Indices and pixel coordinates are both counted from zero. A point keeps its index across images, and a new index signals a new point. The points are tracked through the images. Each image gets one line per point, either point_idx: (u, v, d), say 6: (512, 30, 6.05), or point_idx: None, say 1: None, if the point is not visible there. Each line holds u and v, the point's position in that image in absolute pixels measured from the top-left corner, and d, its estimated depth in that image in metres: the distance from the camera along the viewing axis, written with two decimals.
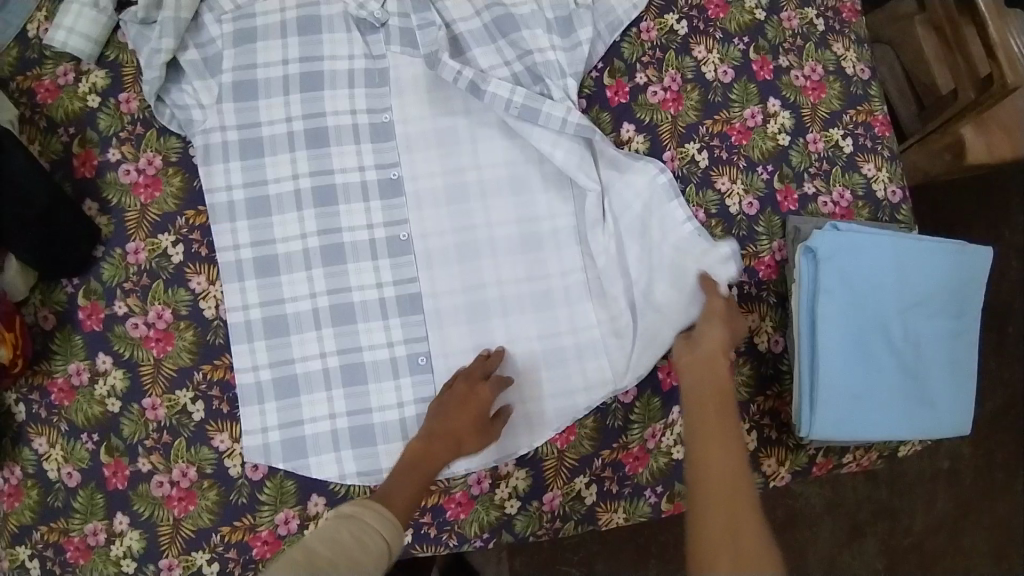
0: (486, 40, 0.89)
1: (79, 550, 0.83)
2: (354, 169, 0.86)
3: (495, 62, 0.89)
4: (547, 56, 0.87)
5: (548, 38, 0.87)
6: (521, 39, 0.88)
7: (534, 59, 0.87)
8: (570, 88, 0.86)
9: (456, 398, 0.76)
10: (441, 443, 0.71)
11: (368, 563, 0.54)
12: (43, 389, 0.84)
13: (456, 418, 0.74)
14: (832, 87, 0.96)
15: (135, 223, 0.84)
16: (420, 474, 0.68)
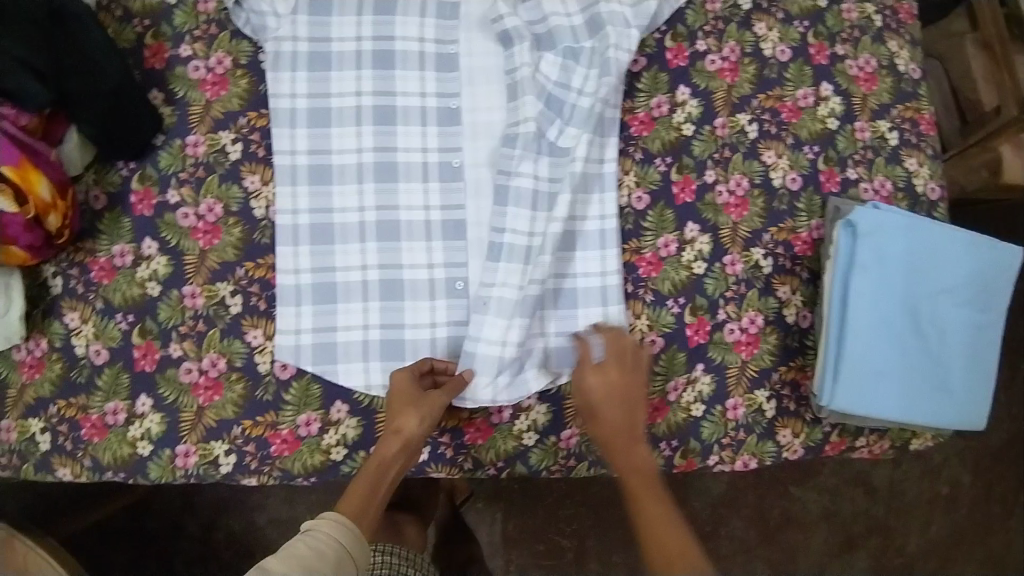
0: None
1: (95, 428, 0.82)
2: (416, 94, 0.87)
3: (559, 10, 0.89)
4: (611, 7, 0.88)
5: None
6: None
7: (599, 8, 0.88)
8: (633, 38, 0.87)
9: (403, 397, 0.77)
10: (396, 449, 0.74)
11: (330, 568, 0.62)
12: (83, 266, 0.84)
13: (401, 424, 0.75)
14: (883, 81, 0.99)
15: (198, 118, 0.86)
16: (379, 476, 0.73)
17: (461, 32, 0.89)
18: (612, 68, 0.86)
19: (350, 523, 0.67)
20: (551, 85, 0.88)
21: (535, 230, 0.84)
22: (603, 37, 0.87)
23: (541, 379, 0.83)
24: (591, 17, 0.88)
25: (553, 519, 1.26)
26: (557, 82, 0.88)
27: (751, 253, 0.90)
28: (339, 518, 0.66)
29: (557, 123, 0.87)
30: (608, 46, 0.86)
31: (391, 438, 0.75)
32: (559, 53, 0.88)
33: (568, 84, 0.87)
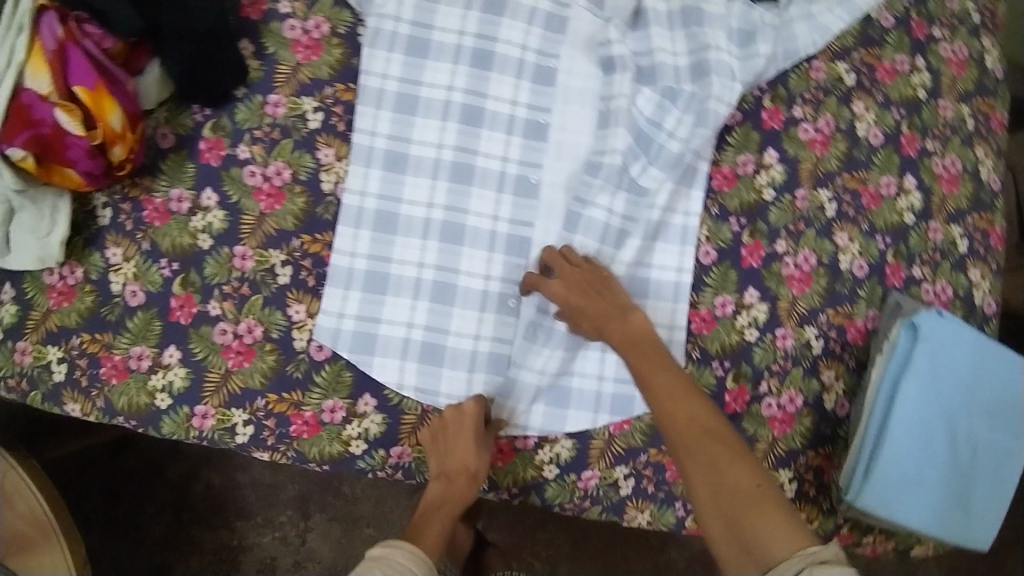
0: (666, 26, 0.87)
1: (115, 369, 0.79)
2: (507, 100, 0.85)
3: (667, 48, 0.87)
4: (721, 56, 0.86)
5: (728, 43, 0.86)
6: (701, 34, 0.87)
7: (707, 56, 0.86)
8: (734, 93, 0.85)
9: (469, 437, 0.77)
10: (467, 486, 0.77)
11: None
12: (136, 202, 0.81)
13: (467, 463, 0.77)
14: (965, 186, 0.98)
15: (284, 78, 0.82)
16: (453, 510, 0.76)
17: (563, 47, 0.86)
18: (708, 120, 0.84)
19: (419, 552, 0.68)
20: (644, 121, 0.85)
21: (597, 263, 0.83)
22: (705, 86, 0.85)
23: (574, 414, 0.83)
24: (695, 62, 0.86)
25: (532, 541, 1.25)
26: (649, 118, 0.85)
27: (805, 330, 0.89)
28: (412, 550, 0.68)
29: (642, 160, 0.85)
30: (709, 97, 0.85)
31: (461, 476, 0.77)
32: (658, 90, 0.86)
33: (660, 124, 0.85)
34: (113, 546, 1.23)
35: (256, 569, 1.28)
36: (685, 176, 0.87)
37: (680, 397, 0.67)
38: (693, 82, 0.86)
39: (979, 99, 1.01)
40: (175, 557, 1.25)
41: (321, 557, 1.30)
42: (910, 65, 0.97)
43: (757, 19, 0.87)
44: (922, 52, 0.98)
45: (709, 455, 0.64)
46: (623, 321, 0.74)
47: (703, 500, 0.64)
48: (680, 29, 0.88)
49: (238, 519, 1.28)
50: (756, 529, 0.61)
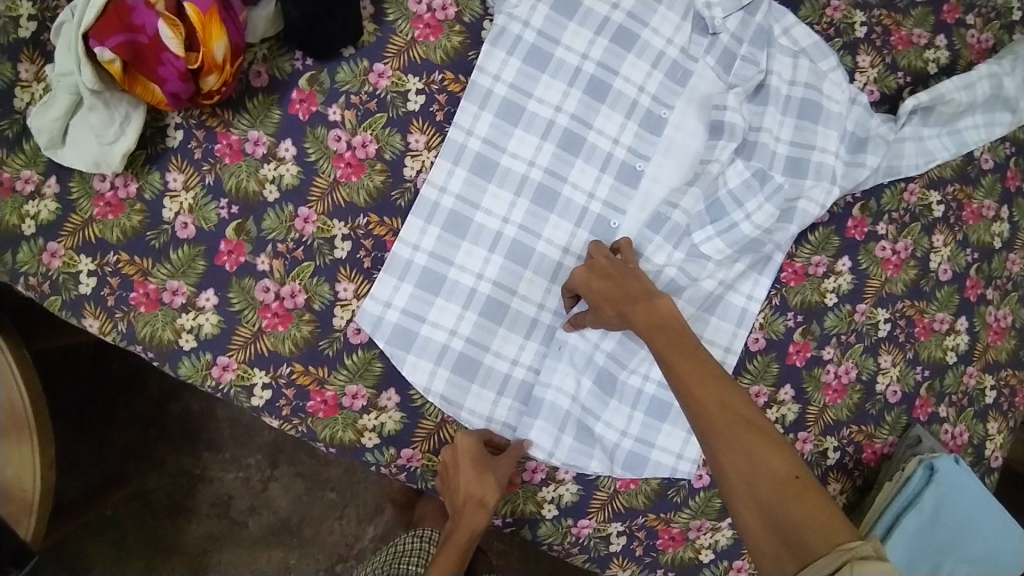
0: (783, 108, 0.87)
1: (146, 298, 0.76)
2: (609, 137, 0.83)
3: (776, 131, 0.86)
4: (826, 158, 0.86)
5: (838, 145, 0.86)
6: (814, 129, 0.87)
7: (813, 154, 0.86)
8: (832, 197, 0.85)
9: (475, 465, 0.77)
10: (477, 514, 0.76)
11: None
12: (211, 133, 0.78)
13: (472, 490, 0.76)
14: (1009, 340, 0.98)
15: (395, 51, 0.80)
16: (463, 542, 0.76)
17: (680, 102, 0.85)
18: (794, 218, 0.85)
19: None
20: (725, 193, 0.84)
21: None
22: (798, 185, 0.85)
23: (589, 464, 0.82)
24: (795, 154, 0.86)
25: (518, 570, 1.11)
26: (730, 191, 0.84)
27: (826, 439, 0.89)
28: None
29: (707, 229, 0.84)
30: (799, 196, 0.85)
31: (469, 505, 0.76)
32: (749, 167, 0.85)
33: (740, 201, 0.84)
34: (72, 440, 1.14)
35: (211, 503, 1.19)
36: (754, 259, 0.86)
37: (704, 382, 0.64)
38: (786, 174, 0.86)
39: None
40: (132, 469, 1.17)
41: (279, 507, 1.20)
42: (995, 212, 0.97)
43: (874, 127, 0.88)
44: (1008, 201, 0.99)
45: (737, 440, 0.60)
46: (646, 301, 0.71)
47: (735, 486, 0.58)
48: (792, 115, 0.87)
49: (207, 449, 1.19)
50: (794, 520, 0.55)
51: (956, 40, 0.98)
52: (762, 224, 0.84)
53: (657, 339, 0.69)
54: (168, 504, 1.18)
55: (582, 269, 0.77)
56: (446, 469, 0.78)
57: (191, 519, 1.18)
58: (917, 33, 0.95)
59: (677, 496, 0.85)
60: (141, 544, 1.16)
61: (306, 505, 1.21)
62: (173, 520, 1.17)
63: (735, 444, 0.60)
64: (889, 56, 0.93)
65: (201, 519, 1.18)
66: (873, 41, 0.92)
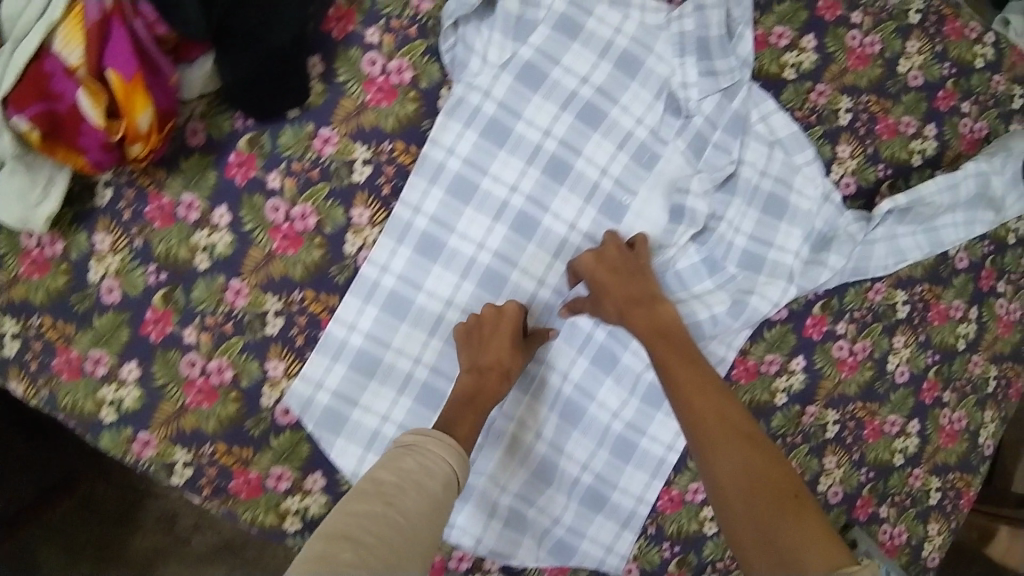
0: (752, 199, 0.83)
1: (67, 365, 0.74)
2: (565, 222, 0.78)
3: (740, 224, 0.83)
4: (783, 256, 0.84)
5: (799, 245, 0.84)
6: (780, 225, 0.84)
7: (772, 253, 0.83)
8: (786, 296, 0.83)
9: (498, 339, 0.73)
10: (496, 382, 0.72)
11: (438, 485, 0.59)
12: (141, 194, 0.74)
13: (489, 359, 0.73)
14: (960, 443, 0.98)
15: (343, 115, 0.74)
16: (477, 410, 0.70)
17: (644, 191, 0.80)
18: (742, 313, 0.82)
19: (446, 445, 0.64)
20: (673, 273, 0.81)
21: (568, 373, 0.80)
22: (752, 279, 0.83)
23: (515, 552, 0.81)
24: (753, 248, 0.83)
25: None
26: (678, 271, 0.82)
27: None
28: (441, 438, 0.64)
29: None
30: (752, 290, 0.82)
31: (493, 372, 0.72)
32: (700, 253, 0.83)
33: (686, 283, 0.82)
34: None
35: (156, 518, 1.06)
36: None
37: (697, 390, 0.67)
38: (743, 268, 0.83)
39: (1009, 363, 1.01)
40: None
41: (222, 528, 1.08)
42: (963, 313, 0.95)
43: (842, 225, 0.85)
44: (978, 302, 0.97)
45: (726, 444, 0.62)
46: (651, 308, 0.73)
47: (728, 485, 0.60)
48: (756, 208, 0.83)
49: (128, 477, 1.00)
50: (784, 533, 0.55)
51: (948, 130, 0.94)
52: (713, 305, 0.81)
53: (659, 347, 0.71)
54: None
55: (591, 254, 0.76)
56: (466, 334, 0.74)
57: (132, 532, 1.05)
58: (906, 121, 0.91)
59: None
60: (80, 553, 1.03)
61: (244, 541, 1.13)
62: (115, 532, 1.04)
63: (723, 442, 0.63)
64: (872, 147, 0.88)
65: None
66: (857, 131, 0.87)
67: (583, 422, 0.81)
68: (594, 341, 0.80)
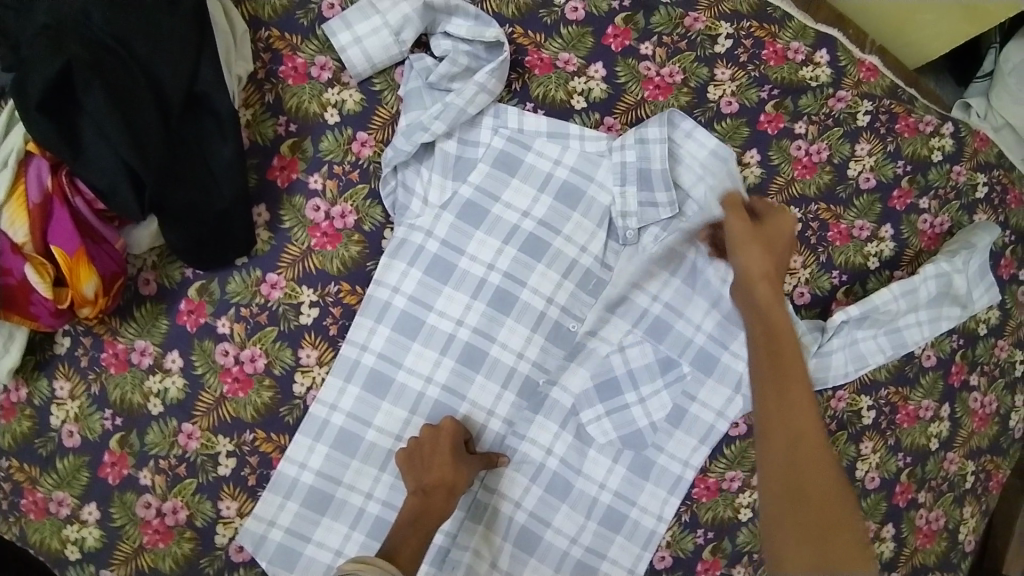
0: (703, 296, 0.82)
1: (34, 506, 0.76)
2: (512, 351, 0.79)
3: (690, 319, 0.82)
4: (739, 364, 0.82)
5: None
6: (735, 334, 0.81)
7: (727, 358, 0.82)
8: (734, 407, 0.82)
9: (440, 454, 0.73)
10: (443, 499, 0.71)
11: None
12: (98, 341, 0.76)
13: (435, 472, 0.72)
14: (939, 542, 0.95)
15: (289, 260, 0.77)
16: (428, 526, 0.70)
17: (592, 316, 0.81)
18: (686, 421, 0.82)
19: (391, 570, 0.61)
20: (623, 372, 0.81)
21: (522, 502, 0.80)
22: (700, 382, 0.82)
23: None
24: (710, 348, 0.82)
25: None
26: (630, 371, 0.81)
27: None
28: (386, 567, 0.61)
29: (601, 421, 0.80)
30: (697, 396, 0.82)
31: (438, 490, 0.71)
32: (658, 352, 0.81)
33: (635, 382, 0.81)
34: None
35: None
36: (634, 458, 0.82)
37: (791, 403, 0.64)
38: (695, 365, 0.82)
39: (988, 456, 0.98)
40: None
41: None
42: (933, 412, 0.93)
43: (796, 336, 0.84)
44: (950, 399, 0.95)
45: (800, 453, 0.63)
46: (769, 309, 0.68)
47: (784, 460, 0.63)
48: (715, 309, 0.81)
49: None
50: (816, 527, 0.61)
51: (905, 228, 0.93)
52: (652, 412, 0.81)
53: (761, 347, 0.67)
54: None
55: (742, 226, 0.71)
56: (407, 451, 0.74)
57: None
58: (859, 225, 0.91)
59: None
60: None
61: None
62: None
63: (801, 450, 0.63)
64: (824, 254, 0.89)
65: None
66: (808, 239, 0.88)
67: (540, 549, 0.81)
68: (547, 469, 0.80)
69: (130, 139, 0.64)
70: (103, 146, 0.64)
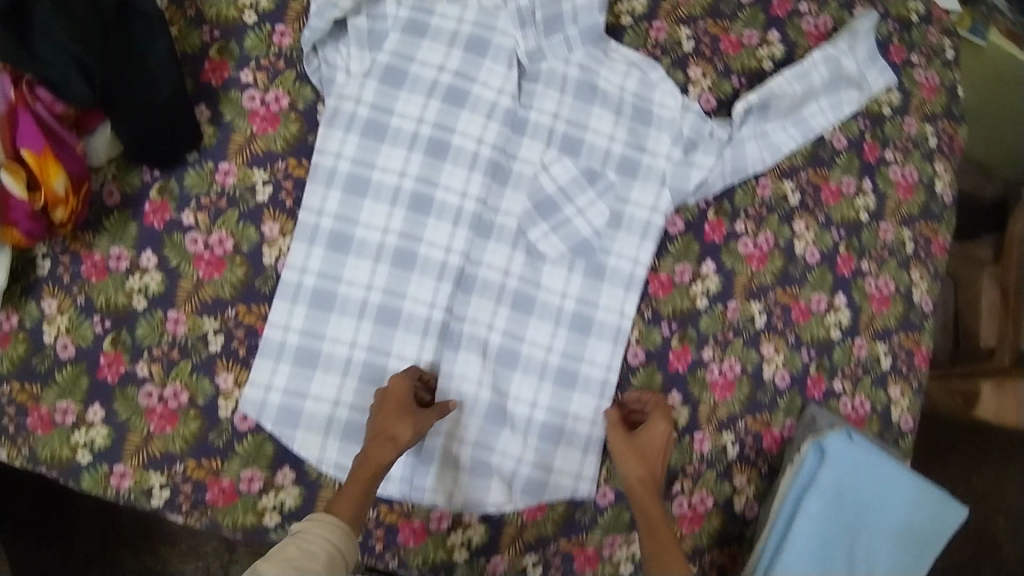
0: (611, 108, 0.90)
1: (41, 420, 0.81)
2: (456, 192, 0.87)
3: (605, 131, 0.90)
4: (656, 161, 0.90)
5: (669, 148, 0.90)
6: (644, 134, 0.91)
7: (644, 159, 0.90)
8: (663, 200, 0.90)
9: (393, 408, 0.78)
10: (385, 452, 0.75)
11: (321, 568, 0.63)
12: (76, 257, 0.83)
13: (391, 419, 0.77)
14: (895, 306, 1.00)
15: (237, 148, 0.85)
16: (365, 485, 0.74)
17: (520, 148, 0.89)
18: (622, 222, 0.89)
19: (340, 525, 0.69)
20: (555, 190, 0.89)
21: (494, 324, 0.87)
22: (628, 185, 0.90)
23: (494, 500, 0.85)
24: (629, 153, 0.90)
25: None
26: (560, 187, 0.89)
27: (722, 436, 0.93)
28: (329, 522, 0.68)
29: (547, 235, 0.88)
30: (628, 199, 0.90)
31: (381, 440, 0.76)
32: (578, 166, 0.89)
33: (570, 197, 0.89)
34: None
35: None
36: (588, 264, 0.89)
37: (652, 518, 0.77)
38: (620, 173, 0.90)
39: (921, 222, 1.03)
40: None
41: None
42: (856, 187, 0.99)
43: (707, 130, 0.91)
44: (869, 174, 1.00)
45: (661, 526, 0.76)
46: (641, 458, 0.81)
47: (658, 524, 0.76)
48: (625, 119, 0.90)
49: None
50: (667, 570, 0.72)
51: (790, 32, 1.01)
52: (593, 220, 0.88)
53: (643, 466, 0.80)
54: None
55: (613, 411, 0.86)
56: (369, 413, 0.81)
57: None
58: (747, 34, 1.00)
59: (586, 518, 0.89)
60: None
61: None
62: None
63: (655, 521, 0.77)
64: (720, 63, 0.98)
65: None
66: (703, 52, 0.97)
67: (520, 364, 0.88)
68: (509, 288, 0.88)
69: (74, 36, 0.72)
70: (50, 46, 0.72)
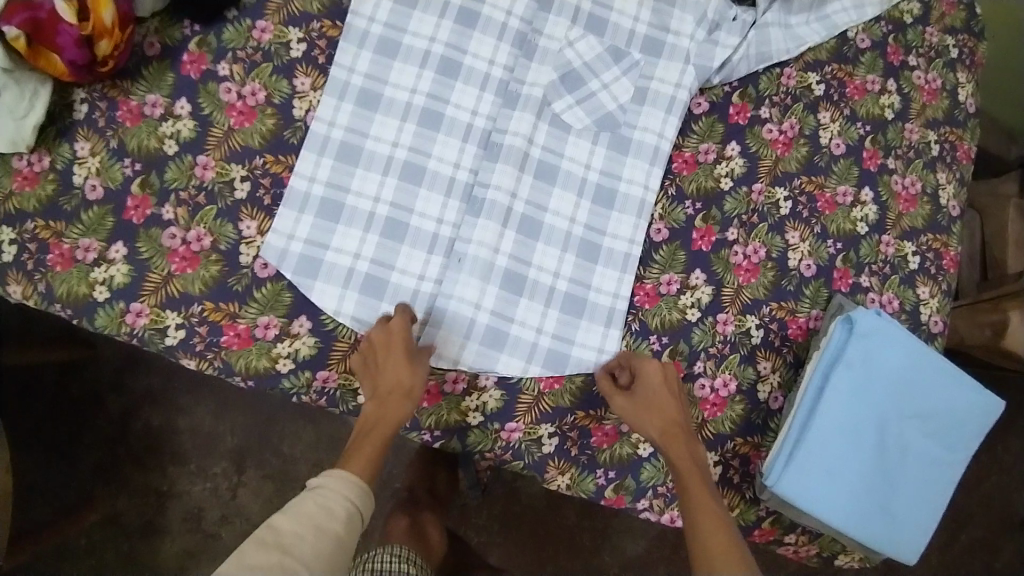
0: None
1: (61, 257, 0.80)
2: (484, 59, 0.88)
3: (631, 12, 0.92)
4: (680, 41, 0.92)
5: (693, 28, 0.92)
6: (668, 15, 0.92)
7: (668, 39, 0.91)
8: (688, 77, 0.91)
9: (401, 352, 0.75)
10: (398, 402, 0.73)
11: (339, 526, 0.63)
12: (112, 103, 0.84)
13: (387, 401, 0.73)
14: (922, 207, 0.99)
15: (275, 7, 0.88)
16: (384, 427, 0.71)
17: (546, 24, 0.90)
18: (647, 97, 0.90)
19: (357, 481, 0.67)
20: (580, 64, 0.90)
21: (517, 192, 0.87)
22: (653, 64, 0.91)
23: (509, 367, 0.84)
24: (653, 33, 0.92)
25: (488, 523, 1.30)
26: (586, 63, 0.90)
27: (746, 319, 0.91)
28: (344, 477, 0.66)
29: (572, 107, 0.89)
30: (653, 76, 0.91)
31: (392, 395, 0.73)
32: (604, 44, 0.91)
33: (595, 72, 0.90)
34: (48, 469, 1.23)
35: (183, 518, 1.27)
36: (611, 138, 0.90)
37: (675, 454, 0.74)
38: (644, 52, 0.91)
39: (947, 128, 1.03)
40: (118, 474, 1.26)
41: (249, 513, 1.28)
42: (880, 85, 1.00)
43: (730, 14, 0.93)
44: (894, 76, 1.01)
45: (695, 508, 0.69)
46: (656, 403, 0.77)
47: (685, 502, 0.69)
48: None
49: (172, 464, 1.28)
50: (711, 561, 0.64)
51: None
52: (618, 95, 0.90)
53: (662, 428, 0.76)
54: (144, 486, 1.27)
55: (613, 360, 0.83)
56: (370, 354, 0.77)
57: (164, 536, 1.26)
58: None
59: None
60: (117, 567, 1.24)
61: (262, 437, 1.31)
62: (146, 541, 1.25)
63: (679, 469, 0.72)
64: None
65: (175, 536, 1.26)
66: None
67: (543, 233, 0.87)
68: (532, 157, 0.88)
69: None
70: None
